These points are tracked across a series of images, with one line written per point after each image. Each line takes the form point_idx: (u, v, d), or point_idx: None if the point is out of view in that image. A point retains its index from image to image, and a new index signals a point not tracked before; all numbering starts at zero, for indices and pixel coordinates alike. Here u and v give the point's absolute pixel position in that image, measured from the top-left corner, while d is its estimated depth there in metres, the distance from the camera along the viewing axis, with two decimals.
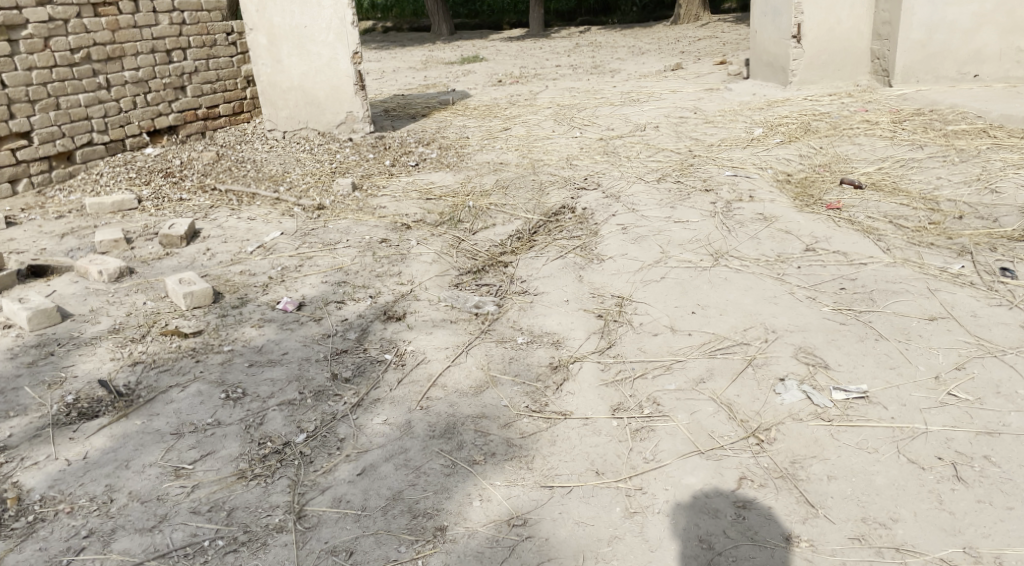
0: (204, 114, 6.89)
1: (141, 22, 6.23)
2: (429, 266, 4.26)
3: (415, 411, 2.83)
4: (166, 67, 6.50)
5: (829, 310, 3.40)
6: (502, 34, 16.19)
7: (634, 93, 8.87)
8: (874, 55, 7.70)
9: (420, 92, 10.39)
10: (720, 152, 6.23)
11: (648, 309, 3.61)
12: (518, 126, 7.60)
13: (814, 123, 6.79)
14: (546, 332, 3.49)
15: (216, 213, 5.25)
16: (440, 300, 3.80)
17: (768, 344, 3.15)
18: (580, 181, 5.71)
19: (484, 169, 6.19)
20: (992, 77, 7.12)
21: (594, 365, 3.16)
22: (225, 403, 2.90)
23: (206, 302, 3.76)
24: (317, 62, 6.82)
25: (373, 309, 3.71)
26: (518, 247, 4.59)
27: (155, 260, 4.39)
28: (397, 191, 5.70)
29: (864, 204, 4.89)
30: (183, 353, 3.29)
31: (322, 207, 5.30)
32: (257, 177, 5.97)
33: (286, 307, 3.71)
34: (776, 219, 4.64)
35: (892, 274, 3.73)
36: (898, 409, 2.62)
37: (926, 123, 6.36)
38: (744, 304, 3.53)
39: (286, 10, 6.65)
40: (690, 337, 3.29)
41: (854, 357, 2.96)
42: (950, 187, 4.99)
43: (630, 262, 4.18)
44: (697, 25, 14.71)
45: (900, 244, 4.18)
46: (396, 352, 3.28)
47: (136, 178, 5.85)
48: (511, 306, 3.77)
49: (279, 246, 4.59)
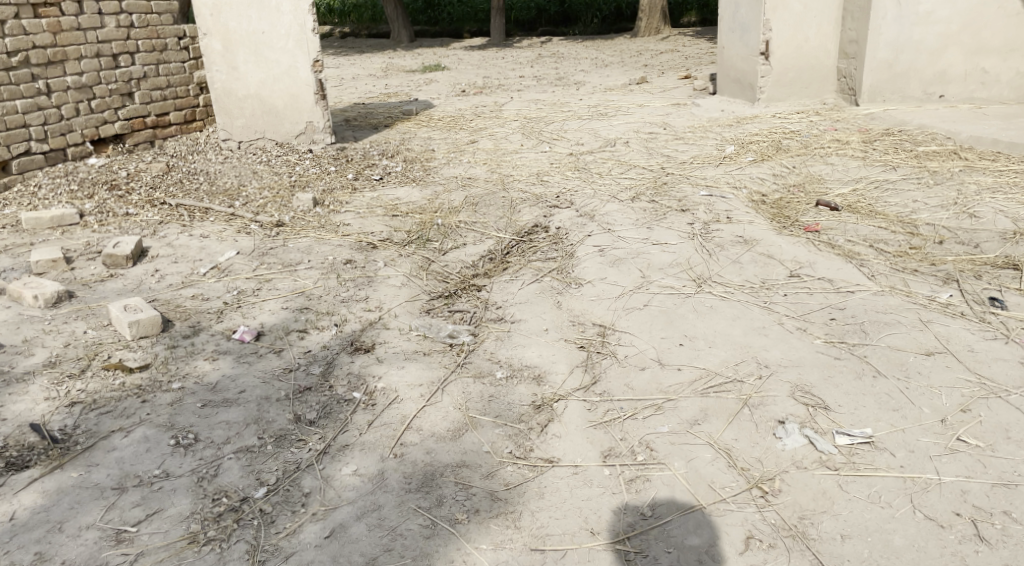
0: (154, 122, 6.52)
1: (86, 24, 5.87)
2: (397, 291, 4.01)
3: (388, 459, 2.58)
4: (112, 72, 6.12)
5: (821, 343, 3.25)
6: (464, 43, 15.99)
7: (601, 106, 8.74)
8: (841, 73, 7.68)
9: (382, 101, 10.11)
10: (693, 170, 6.10)
11: (632, 340, 3.42)
12: (485, 139, 7.38)
13: (785, 141, 6.72)
14: (527, 365, 3.26)
15: (165, 229, 4.91)
16: (412, 329, 3.56)
17: (763, 381, 2.98)
18: (552, 199, 5.51)
19: (452, 185, 5.95)
20: (957, 97, 7.16)
21: (579, 404, 2.94)
22: (174, 450, 2.60)
23: (154, 331, 3.45)
24: (275, 69, 6.53)
25: (339, 340, 3.44)
26: (490, 269, 4.36)
27: (98, 282, 4.05)
28: (361, 207, 5.42)
29: (843, 227, 4.79)
30: (127, 391, 2.98)
31: (281, 224, 5.00)
32: (211, 191, 5.64)
33: (243, 337, 3.42)
34: (757, 242, 4.50)
35: (881, 303, 3.61)
36: (907, 456, 2.48)
37: (896, 143, 6.32)
38: (733, 335, 3.36)
39: (242, 15, 6.34)
40: (681, 372, 3.10)
41: (855, 398, 2.81)
42: (927, 210, 4.92)
43: (609, 288, 3.99)
44: (658, 38, 14.71)
45: (884, 270, 4.06)
46: (365, 389, 3.02)
47: (79, 191, 5.47)
48: (487, 336, 3.54)
49: (235, 267, 4.28)
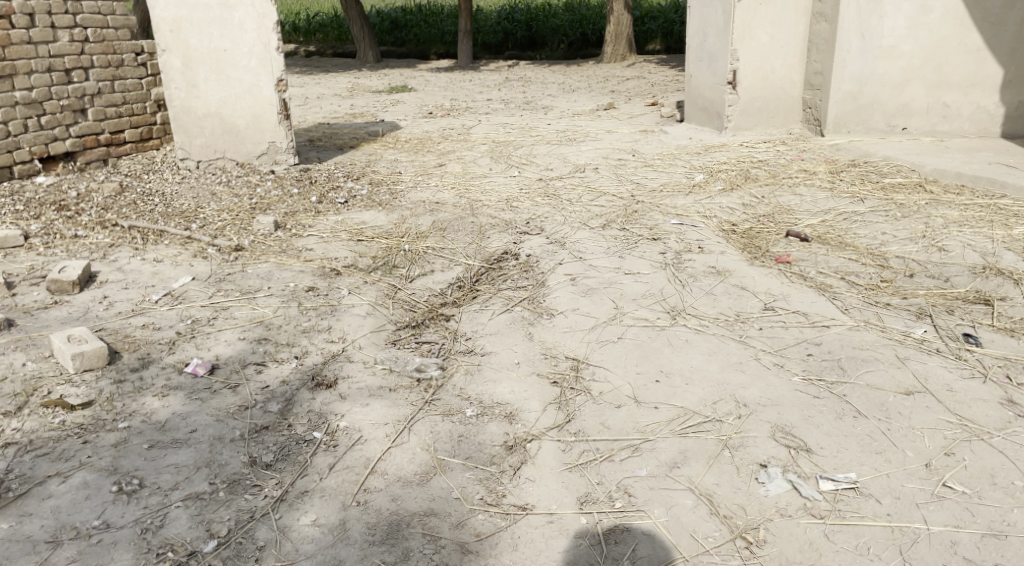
0: (108, 140, 6.28)
1: (37, 37, 5.68)
2: (362, 321, 3.84)
3: (351, 507, 2.42)
4: (64, 87, 5.92)
5: (799, 380, 3.17)
6: (431, 65, 15.93)
7: (570, 131, 8.70)
8: (806, 104, 7.75)
9: (348, 121, 9.94)
10: (663, 199, 6.04)
11: (607, 375, 3.31)
12: (452, 162, 7.26)
13: (753, 171, 6.72)
14: (498, 402, 3.12)
15: (116, 252, 4.68)
16: (377, 362, 3.40)
17: (742, 421, 2.88)
18: (522, 225, 5.40)
19: (419, 209, 5.81)
20: (920, 130, 7.26)
21: (553, 445, 2.82)
22: (116, 498, 2.40)
23: (99, 364, 3.24)
24: (236, 88, 6.37)
25: (300, 374, 3.26)
26: (459, 298, 4.23)
27: (41, 309, 3.82)
28: (324, 231, 5.25)
29: (814, 258, 4.76)
30: (67, 431, 2.76)
31: (240, 248, 4.80)
32: (166, 212, 5.41)
33: (195, 371, 3.23)
34: (729, 273, 4.44)
35: (856, 339, 3.55)
36: (893, 503, 2.44)
37: (862, 175, 6.36)
38: (710, 371, 3.26)
39: (203, 31, 6.15)
40: (657, 411, 3.00)
41: (836, 440, 2.75)
42: (896, 243, 4.92)
43: (582, 319, 3.88)
44: (624, 65, 14.83)
45: (857, 303, 4.02)
46: (327, 429, 2.84)
47: (25, 210, 5.20)
48: (456, 370, 3.40)
49: (189, 295, 4.07)
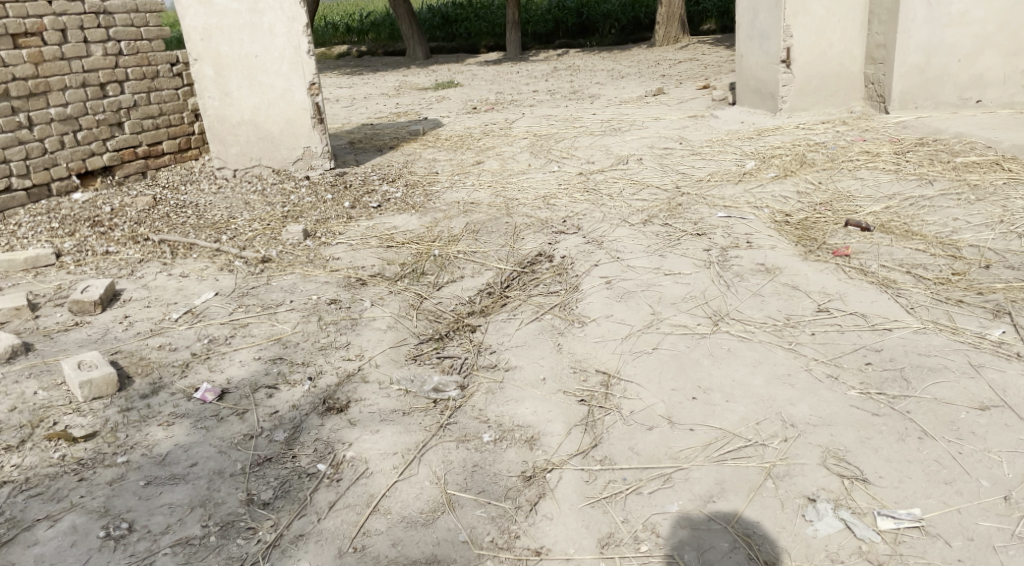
0: (145, 152, 6.29)
1: (70, 53, 5.67)
2: (382, 335, 3.65)
3: (348, 555, 2.27)
4: (100, 101, 5.91)
5: (856, 394, 2.83)
6: (479, 58, 15.70)
7: (615, 120, 8.35)
8: (869, 80, 7.21)
9: (391, 121, 9.82)
10: (711, 189, 5.68)
11: (639, 391, 3.03)
12: (491, 159, 7.03)
13: (810, 154, 6.27)
14: (519, 425, 2.88)
15: (144, 268, 4.62)
16: (393, 382, 3.20)
17: (788, 445, 2.57)
18: (559, 224, 5.13)
19: (453, 210, 5.60)
20: (996, 102, 6.68)
21: (575, 474, 2.58)
22: (103, 544, 2.31)
23: (109, 391, 3.14)
24: (269, 94, 6.25)
25: (311, 397, 3.09)
26: (487, 306, 3.99)
27: (61, 332, 3.76)
28: (354, 238, 5.09)
29: (876, 250, 4.35)
30: (66, 467, 2.68)
31: (267, 260, 4.68)
32: (198, 224, 5.35)
33: (204, 397, 3.09)
34: (779, 271, 4.08)
35: (923, 343, 3.17)
36: (965, 547, 2.13)
37: (932, 154, 5.85)
38: (753, 386, 2.94)
39: (234, 38, 6.06)
40: (694, 434, 2.70)
41: (899, 466, 2.41)
42: (970, 230, 4.46)
43: (615, 327, 3.60)
44: (677, 47, 14.31)
45: (925, 301, 3.62)
46: (333, 460, 2.67)
47: (59, 228, 5.21)
48: (477, 389, 3.17)
49: (210, 311, 3.96)
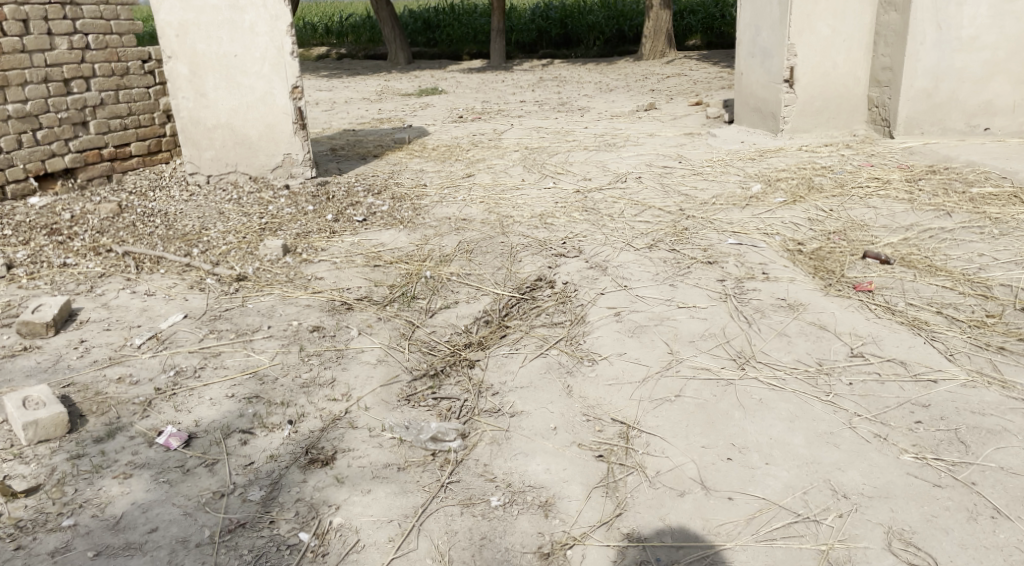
0: (112, 154, 5.84)
1: (32, 45, 5.22)
2: (372, 371, 3.27)
3: None
4: (63, 98, 5.46)
5: (911, 459, 2.52)
6: (463, 65, 15.34)
7: (608, 135, 8.05)
8: (872, 102, 6.98)
9: (373, 127, 9.41)
10: (715, 213, 5.39)
11: (664, 446, 2.69)
12: (482, 173, 6.68)
13: (817, 179, 6.01)
14: (532, 486, 2.53)
15: (105, 284, 4.19)
16: (385, 429, 2.82)
17: (845, 522, 2.27)
18: (558, 246, 4.79)
19: (444, 227, 5.23)
20: (1004, 130, 6.51)
21: (602, 552, 2.24)
22: None
23: (58, 433, 2.73)
24: (248, 96, 5.83)
25: (292, 446, 2.71)
26: (486, 337, 3.63)
27: (7, 358, 3.34)
28: (338, 256, 4.70)
29: (900, 286, 4.07)
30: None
31: (242, 278, 4.27)
32: (167, 234, 4.92)
33: (168, 443, 2.69)
34: (803, 307, 3.78)
35: (974, 399, 2.87)
36: None
37: (944, 183, 5.62)
38: (794, 446, 2.62)
39: (211, 36, 5.63)
40: (734, 503, 2.38)
41: (977, 554, 2.12)
42: (997, 267, 4.21)
43: (630, 367, 3.26)
44: (664, 61, 14.09)
45: (964, 348, 3.34)
46: (317, 529, 2.31)
47: (13, 235, 4.75)
48: (480, 439, 2.81)
49: (177, 338, 3.54)
